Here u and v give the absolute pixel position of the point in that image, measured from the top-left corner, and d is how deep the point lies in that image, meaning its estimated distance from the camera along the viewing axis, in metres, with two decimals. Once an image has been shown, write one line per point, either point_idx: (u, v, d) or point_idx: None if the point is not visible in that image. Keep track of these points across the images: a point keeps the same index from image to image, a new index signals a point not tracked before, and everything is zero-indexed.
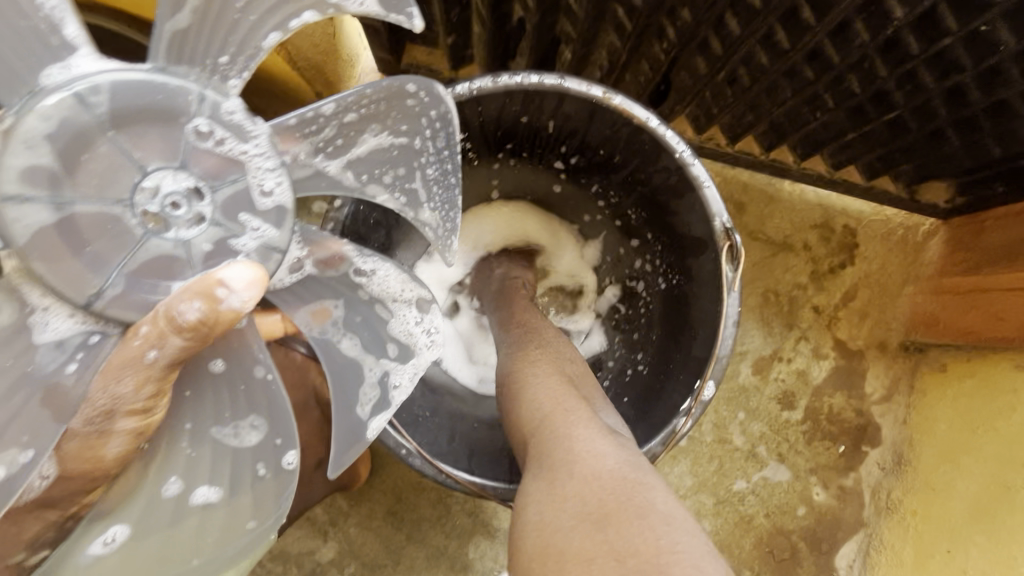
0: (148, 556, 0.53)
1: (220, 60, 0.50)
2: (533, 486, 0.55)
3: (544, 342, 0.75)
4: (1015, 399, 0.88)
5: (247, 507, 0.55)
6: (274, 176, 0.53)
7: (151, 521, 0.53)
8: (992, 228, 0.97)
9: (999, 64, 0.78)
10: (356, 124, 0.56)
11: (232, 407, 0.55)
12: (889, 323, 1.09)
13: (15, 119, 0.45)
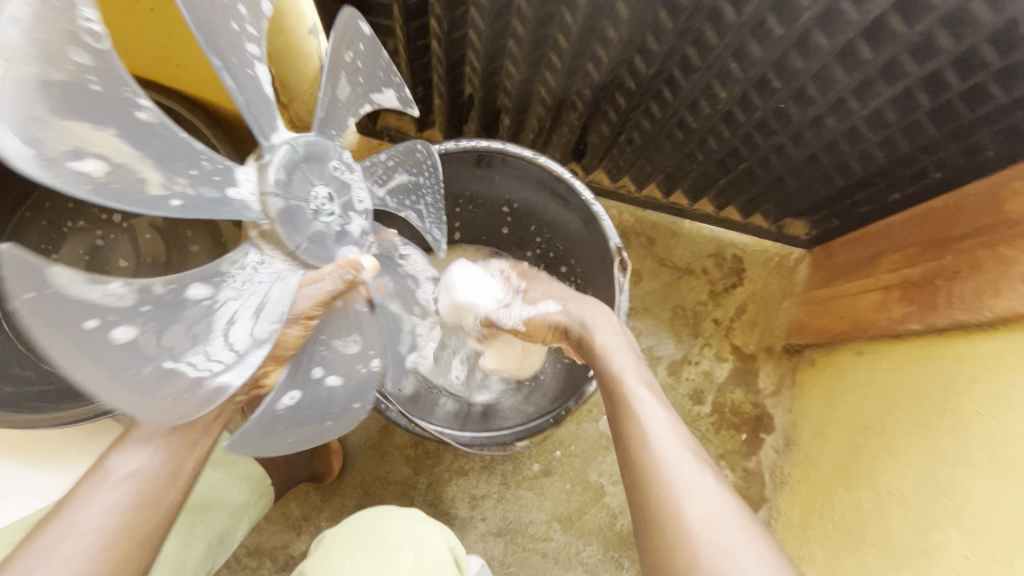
0: (294, 435, 0.62)
1: (330, 132, 0.65)
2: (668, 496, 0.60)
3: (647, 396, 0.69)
4: (856, 379, 1.09)
5: (356, 392, 0.67)
6: (364, 191, 0.68)
7: (304, 408, 0.62)
8: (837, 251, 1.24)
9: (807, 128, 0.95)
10: (392, 167, 0.75)
11: (343, 327, 0.67)
12: (773, 330, 1.33)
13: (269, 158, 0.57)
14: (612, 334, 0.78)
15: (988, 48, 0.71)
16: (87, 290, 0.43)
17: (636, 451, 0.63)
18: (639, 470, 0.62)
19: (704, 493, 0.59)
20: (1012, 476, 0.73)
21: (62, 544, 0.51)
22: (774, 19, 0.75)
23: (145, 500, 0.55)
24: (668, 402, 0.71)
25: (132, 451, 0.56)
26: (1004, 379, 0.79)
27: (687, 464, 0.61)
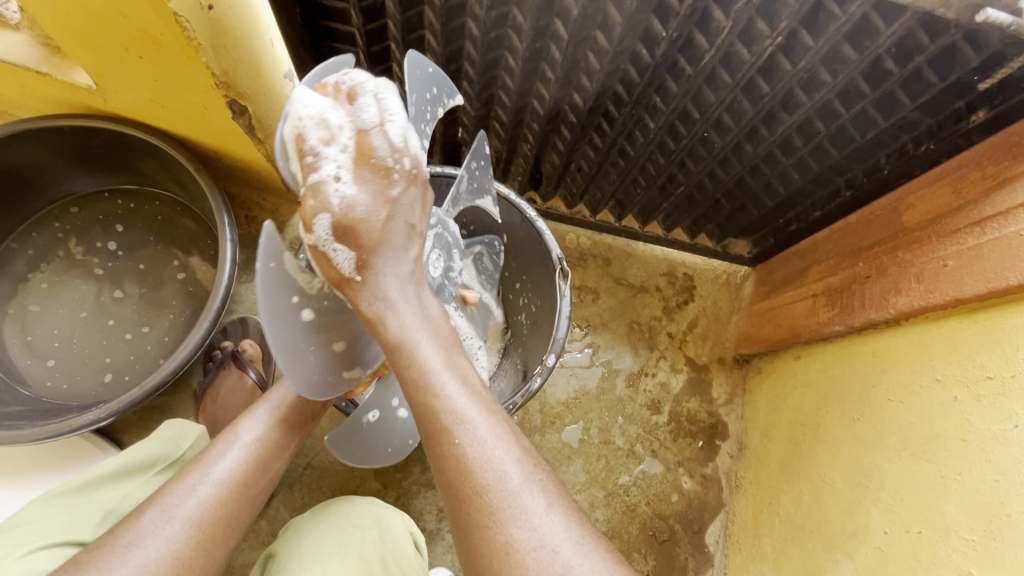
0: (369, 449, 0.87)
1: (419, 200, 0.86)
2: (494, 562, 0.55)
3: (446, 422, 0.60)
4: (799, 382, 1.17)
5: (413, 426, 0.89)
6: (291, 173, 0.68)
7: (378, 428, 0.87)
8: (777, 266, 1.33)
9: (727, 156, 1.07)
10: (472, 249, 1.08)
11: None
12: (723, 342, 1.41)
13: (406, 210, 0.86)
14: (407, 316, 0.66)
15: (864, 81, 0.83)
16: (298, 275, 0.68)
17: (456, 481, 0.58)
18: (464, 513, 0.57)
19: (532, 512, 0.56)
20: (915, 452, 0.83)
21: (197, 489, 0.67)
22: (684, 60, 0.88)
23: (262, 462, 0.73)
24: (487, 399, 0.63)
25: (255, 423, 0.75)
26: (908, 368, 0.89)
27: (509, 491, 0.57)
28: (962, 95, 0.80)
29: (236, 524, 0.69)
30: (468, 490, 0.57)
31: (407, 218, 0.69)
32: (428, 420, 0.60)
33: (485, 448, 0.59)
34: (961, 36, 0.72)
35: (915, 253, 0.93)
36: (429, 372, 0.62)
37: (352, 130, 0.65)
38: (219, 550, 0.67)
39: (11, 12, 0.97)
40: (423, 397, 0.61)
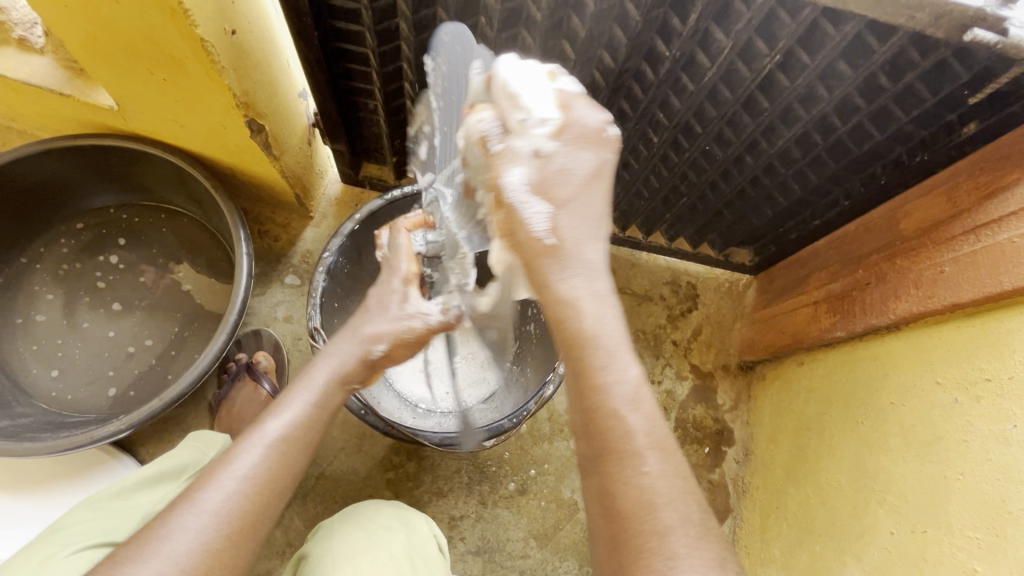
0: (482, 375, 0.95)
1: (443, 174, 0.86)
2: None
3: (629, 446, 0.55)
4: (804, 387, 1.19)
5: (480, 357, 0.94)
6: (482, 124, 0.66)
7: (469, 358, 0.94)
8: (779, 273, 1.35)
9: (728, 168, 1.10)
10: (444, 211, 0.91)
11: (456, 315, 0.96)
12: (727, 349, 1.43)
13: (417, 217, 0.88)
14: (584, 315, 0.59)
15: (859, 96, 0.87)
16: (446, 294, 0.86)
17: (626, 514, 0.53)
18: (629, 549, 0.52)
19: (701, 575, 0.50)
20: (918, 453, 0.86)
21: (222, 486, 0.60)
22: (686, 77, 0.92)
23: (289, 459, 0.65)
24: (670, 437, 0.57)
25: (284, 417, 0.67)
26: (909, 371, 0.92)
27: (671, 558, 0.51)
28: (953, 108, 0.83)
29: (262, 522, 0.61)
30: (624, 541, 0.52)
31: (603, 194, 0.65)
32: (600, 431, 0.56)
33: (665, 491, 0.53)
34: (951, 53, 0.76)
35: (913, 260, 0.96)
36: (619, 396, 0.56)
37: (558, 103, 0.64)
38: (247, 549, 0.60)
39: (35, 36, 1.02)
40: (594, 414, 0.56)
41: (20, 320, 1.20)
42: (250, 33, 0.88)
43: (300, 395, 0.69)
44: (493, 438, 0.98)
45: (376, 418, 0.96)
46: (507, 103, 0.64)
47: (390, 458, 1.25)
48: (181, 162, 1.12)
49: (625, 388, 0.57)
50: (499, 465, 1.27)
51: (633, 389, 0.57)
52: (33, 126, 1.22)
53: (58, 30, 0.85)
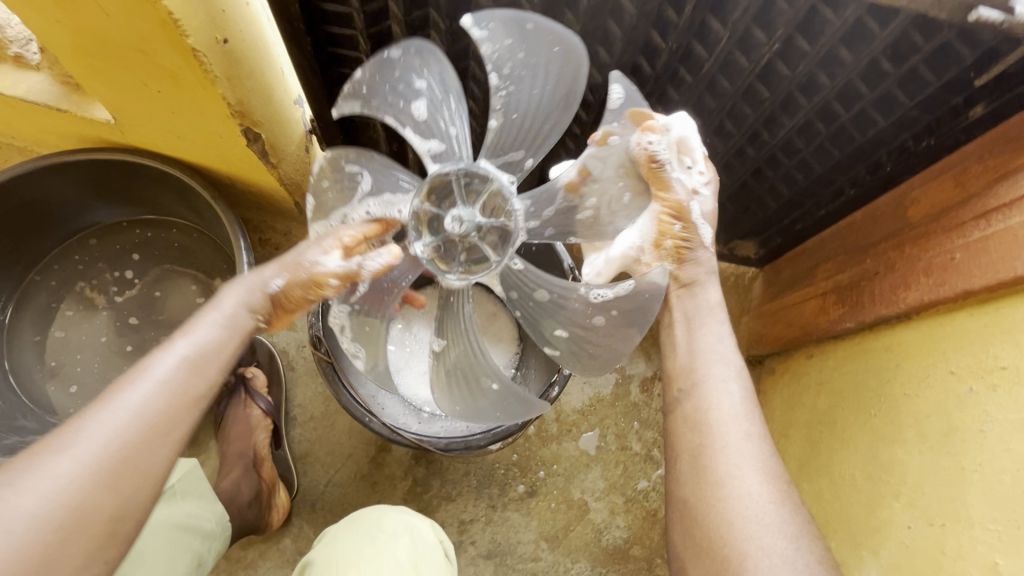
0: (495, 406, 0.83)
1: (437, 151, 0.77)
2: (718, 490, 0.67)
3: (717, 374, 0.75)
4: (814, 380, 1.17)
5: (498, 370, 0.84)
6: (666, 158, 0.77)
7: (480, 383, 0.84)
8: (786, 265, 1.33)
9: (729, 160, 1.08)
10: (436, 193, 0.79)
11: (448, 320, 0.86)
12: (735, 344, 1.41)
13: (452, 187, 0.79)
14: (706, 301, 0.82)
15: (861, 83, 0.85)
16: (540, 277, 0.83)
17: (705, 415, 0.72)
18: (702, 439, 0.71)
19: (754, 468, 0.67)
20: (933, 445, 0.84)
21: (135, 388, 0.60)
22: (684, 70, 0.90)
23: (198, 371, 0.64)
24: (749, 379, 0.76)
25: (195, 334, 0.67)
26: (922, 362, 0.90)
27: (745, 453, 0.68)
28: (959, 91, 0.82)
29: (174, 425, 0.61)
30: (710, 438, 0.70)
31: None
32: (694, 361, 0.78)
33: (737, 408, 0.72)
34: (954, 35, 0.74)
35: (922, 248, 0.94)
36: (713, 340, 0.79)
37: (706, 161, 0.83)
38: (157, 446, 0.59)
39: (32, 53, 1.03)
40: (699, 355, 0.78)
41: (29, 336, 1.21)
42: (244, 43, 0.87)
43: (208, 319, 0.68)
44: (498, 442, 0.98)
45: (378, 424, 0.95)
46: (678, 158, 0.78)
47: (398, 465, 1.24)
48: (180, 173, 1.12)
49: (721, 336, 0.79)
50: (508, 468, 1.26)
51: (726, 339, 0.79)
52: (32, 142, 1.22)
53: (50, 45, 0.85)
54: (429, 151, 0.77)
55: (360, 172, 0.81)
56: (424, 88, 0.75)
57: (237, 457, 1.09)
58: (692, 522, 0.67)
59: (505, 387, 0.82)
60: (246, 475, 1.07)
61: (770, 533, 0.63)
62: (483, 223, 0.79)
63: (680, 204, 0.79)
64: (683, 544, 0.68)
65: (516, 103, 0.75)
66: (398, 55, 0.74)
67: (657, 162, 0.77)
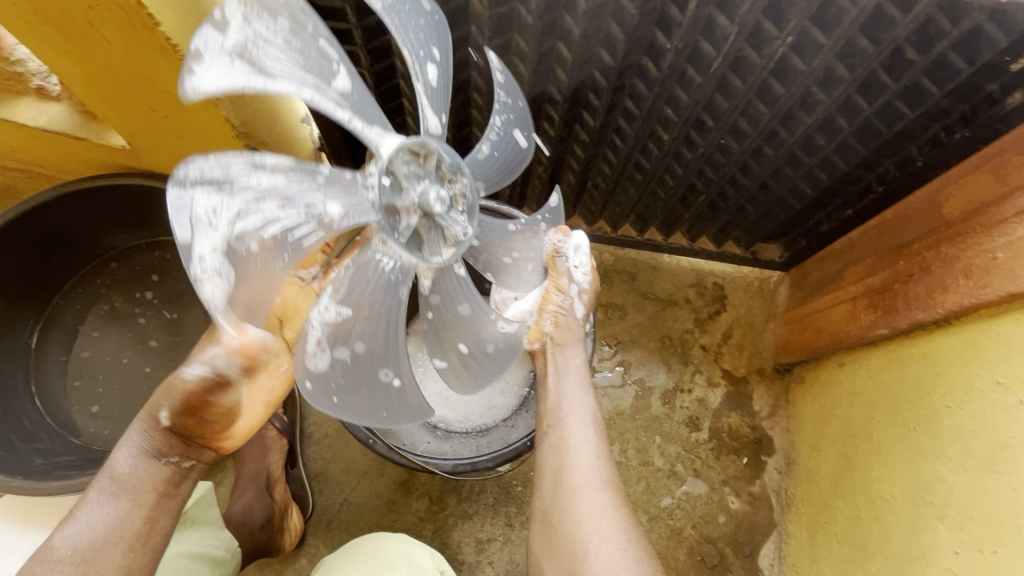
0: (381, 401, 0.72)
1: (432, 126, 0.70)
2: (566, 508, 0.76)
3: (574, 409, 0.86)
4: (848, 389, 1.10)
5: (402, 369, 0.75)
6: (570, 256, 0.91)
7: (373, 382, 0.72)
8: (812, 268, 1.26)
9: (745, 162, 1.03)
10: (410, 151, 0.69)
11: (371, 305, 0.72)
12: (761, 352, 1.35)
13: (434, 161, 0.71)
14: (576, 361, 0.91)
15: (885, 73, 0.79)
16: (466, 289, 0.81)
17: (563, 443, 0.82)
18: (559, 463, 0.81)
19: (599, 487, 0.77)
20: (980, 462, 0.78)
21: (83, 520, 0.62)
22: (693, 69, 0.86)
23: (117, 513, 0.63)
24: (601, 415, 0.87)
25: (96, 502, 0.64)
26: (964, 370, 0.83)
27: (595, 472, 0.79)
28: (994, 77, 0.76)
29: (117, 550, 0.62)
30: (568, 461, 0.80)
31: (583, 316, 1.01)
32: (559, 398, 0.88)
33: (589, 440, 0.82)
34: (985, 17, 0.69)
35: (960, 247, 0.87)
36: (577, 379, 0.89)
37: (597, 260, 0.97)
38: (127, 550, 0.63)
39: (52, 85, 1.06)
40: (565, 398, 0.87)
41: (59, 358, 1.16)
42: None
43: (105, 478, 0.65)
44: (507, 462, 0.96)
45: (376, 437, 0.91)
46: (577, 257, 0.91)
47: (414, 482, 1.22)
48: None
49: (582, 376, 0.90)
50: (525, 484, 1.23)
51: (583, 379, 0.89)
52: (57, 169, 1.25)
53: (63, 76, 0.86)
54: (428, 122, 0.70)
55: (336, 62, 0.63)
56: (439, 60, 0.70)
57: (253, 476, 1.06)
58: (548, 537, 0.76)
59: (405, 390, 0.75)
60: (259, 498, 1.04)
61: (606, 542, 0.72)
62: (444, 217, 0.73)
63: (565, 284, 0.91)
64: (541, 550, 0.77)
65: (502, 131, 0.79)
66: (432, 16, 0.68)
67: (560, 255, 0.90)
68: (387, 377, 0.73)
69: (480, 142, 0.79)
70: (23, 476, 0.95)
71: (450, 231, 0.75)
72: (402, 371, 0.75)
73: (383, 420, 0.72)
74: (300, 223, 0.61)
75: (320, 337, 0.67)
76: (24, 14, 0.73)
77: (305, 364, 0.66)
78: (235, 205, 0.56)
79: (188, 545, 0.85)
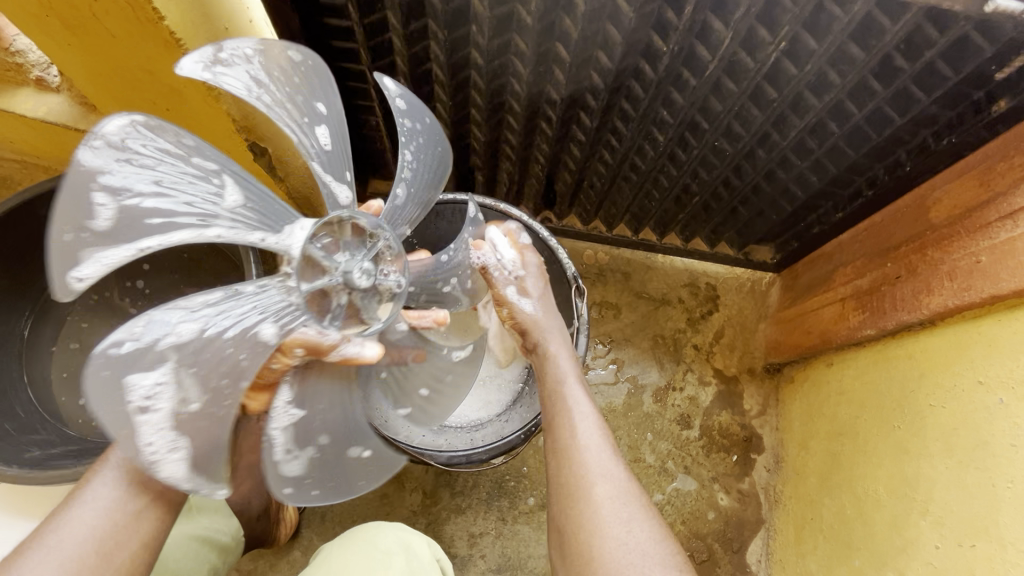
0: (351, 473, 0.72)
1: (342, 198, 0.70)
2: (575, 507, 0.65)
3: (571, 399, 0.76)
4: (836, 388, 1.12)
5: (372, 441, 0.76)
6: (483, 253, 0.87)
7: (338, 459, 0.71)
8: (803, 270, 1.28)
9: (739, 164, 1.04)
10: (323, 227, 0.66)
11: (330, 390, 0.70)
12: (752, 352, 1.37)
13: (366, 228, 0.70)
14: (560, 354, 0.83)
15: (875, 79, 0.81)
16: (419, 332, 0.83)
17: (560, 440, 0.72)
18: (560, 461, 0.70)
19: (611, 477, 0.67)
20: (962, 459, 0.80)
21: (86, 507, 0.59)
22: (688, 72, 0.88)
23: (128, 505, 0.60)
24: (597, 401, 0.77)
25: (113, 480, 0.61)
26: (947, 371, 0.86)
27: (601, 463, 0.68)
28: (979, 85, 0.78)
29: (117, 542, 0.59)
30: (568, 456, 0.69)
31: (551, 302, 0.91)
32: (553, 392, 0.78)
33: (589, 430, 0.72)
34: (972, 27, 0.71)
35: (945, 251, 0.89)
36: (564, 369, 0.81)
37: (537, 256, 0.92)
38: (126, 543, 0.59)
39: (52, 76, 1.07)
40: (561, 389, 0.78)
41: (52, 348, 1.14)
42: None
43: (118, 462, 0.62)
44: (502, 454, 0.97)
45: None
46: (495, 255, 0.87)
47: (407, 476, 1.23)
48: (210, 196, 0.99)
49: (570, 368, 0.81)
50: (517, 479, 1.24)
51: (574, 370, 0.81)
52: (55, 161, 1.25)
53: (65, 68, 0.87)
54: (337, 195, 0.70)
55: (218, 173, 0.60)
56: (324, 113, 0.68)
57: None
58: (562, 548, 0.65)
59: (377, 456, 0.75)
60: None
61: (626, 537, 0.62)
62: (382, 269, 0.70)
63: (501, 292, 0.87)
64: (558, 561, 0.66)
65: (416, 155, 0.77)
66: (302, 66, 0.67)
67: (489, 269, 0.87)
68: (355, 453, 0.73)
69: (394, 185, 0.76)
70: (20, 465, 0.92)
71: (384, 289, 0.71)
72: (370, 442, 0.75)
73: (360, 488, 0.73)
74: (238, 353, 0.59)
75: (286, 441, 0.65)
76: (27, 6, 0.74)
77: (279, 471, 0.66)
78: (159, 359, 0.56)
79: (196, 528, 0.87)
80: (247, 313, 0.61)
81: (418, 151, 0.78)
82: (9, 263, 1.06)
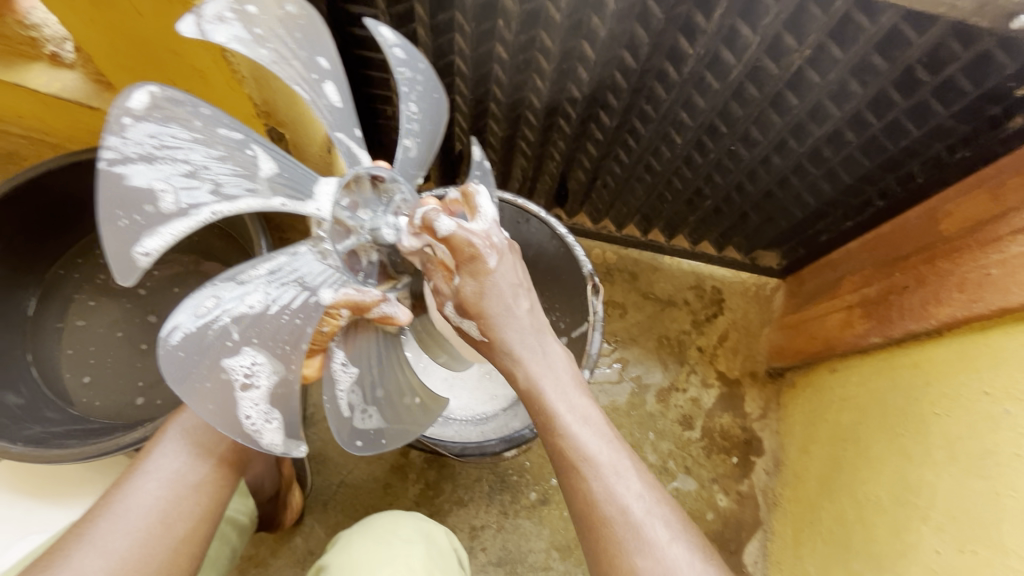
0: (409, 418, 0.79)
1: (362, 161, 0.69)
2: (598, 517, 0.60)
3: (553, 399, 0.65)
4: (839, 393, 1.14)
5: (412, 391, 0.81)
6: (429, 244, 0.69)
7: (397, 409, 0.78)
8: (809, 277, 1.30)
9: (753, 168, 1.05)
10: (360, 183, 0.69)
11: (370, 352, 0.75)
12: (754, 356, 1.38)
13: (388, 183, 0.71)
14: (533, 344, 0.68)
15: (895, 90, 0.82)
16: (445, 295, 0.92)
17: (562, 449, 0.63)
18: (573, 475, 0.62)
19: (627, 477, 0.62)
20: (965, 467, 0.81)
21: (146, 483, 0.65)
22: (711, 76, 0.88)
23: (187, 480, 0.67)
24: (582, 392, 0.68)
25: (171, 456, 0.68)
26: (953, 380, 0.87)
27: (610, 462, 0.63)
28: (998, 101, 0.79)
29: (179, 510, 0.65)
30: (578, 461, 0.62)
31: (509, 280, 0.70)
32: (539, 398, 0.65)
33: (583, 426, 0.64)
34: (995, 43, 0.72)
35: (955, 262, 0.91)
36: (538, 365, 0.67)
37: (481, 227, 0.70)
38: (185, 512, 0.65)
39: (67, 52, 1.06)
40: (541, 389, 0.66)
41: (58, 325, 1.13)
42: None
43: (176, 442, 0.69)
44: (515, 448, 0.97)
45: None
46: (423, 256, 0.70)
47: (410, 467, 1.24)
48: None
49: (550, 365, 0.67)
50: (520, 474, 1.25)
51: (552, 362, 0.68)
52: (64, 139, 1.24)
53: (86, 45, 0.86)
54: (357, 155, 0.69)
55: (246, 141, 0.59)
56: (328, 70, 0.66)
57: None
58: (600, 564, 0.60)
59: (421, 400, 0.81)
60: None
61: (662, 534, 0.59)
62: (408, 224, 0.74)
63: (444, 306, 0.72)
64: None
65: (415, 99, 0.73)
66: (296, 25, 0.63)
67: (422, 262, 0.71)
68: (406, 400, 0.79)
69: (402, 136, 0.73)
70: (24, 442, 0.91)
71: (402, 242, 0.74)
72: (412, 390, 0.81)
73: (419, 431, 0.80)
74: (294, 318, 0.62)
75: (354, 401, 0.71)
76: None
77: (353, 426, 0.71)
78: (237, 337, 0.59)
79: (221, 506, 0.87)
80: (305, 279, 0.64)
81: (419, 95, 0.74)
82: (17, 238, 1.05)
